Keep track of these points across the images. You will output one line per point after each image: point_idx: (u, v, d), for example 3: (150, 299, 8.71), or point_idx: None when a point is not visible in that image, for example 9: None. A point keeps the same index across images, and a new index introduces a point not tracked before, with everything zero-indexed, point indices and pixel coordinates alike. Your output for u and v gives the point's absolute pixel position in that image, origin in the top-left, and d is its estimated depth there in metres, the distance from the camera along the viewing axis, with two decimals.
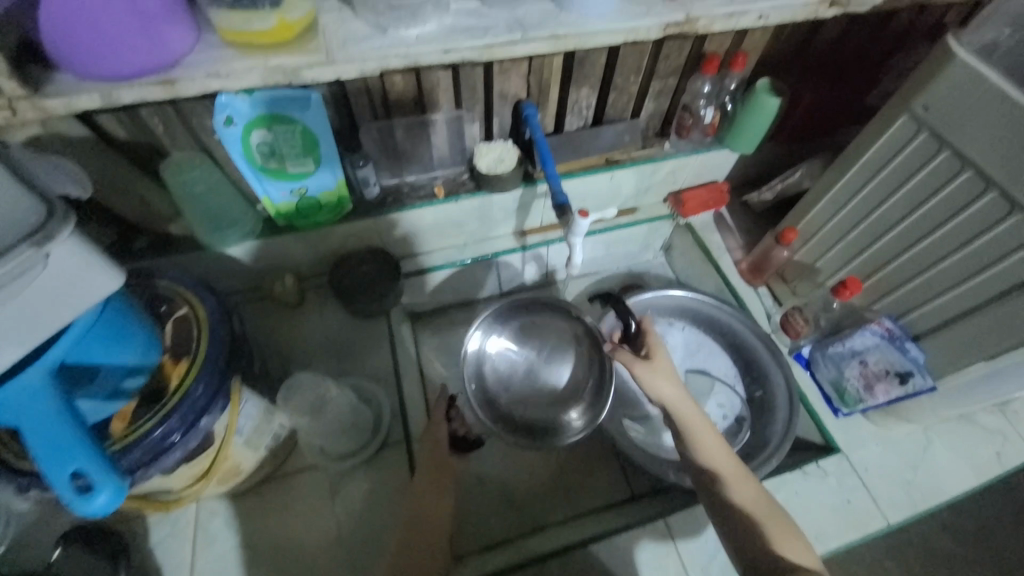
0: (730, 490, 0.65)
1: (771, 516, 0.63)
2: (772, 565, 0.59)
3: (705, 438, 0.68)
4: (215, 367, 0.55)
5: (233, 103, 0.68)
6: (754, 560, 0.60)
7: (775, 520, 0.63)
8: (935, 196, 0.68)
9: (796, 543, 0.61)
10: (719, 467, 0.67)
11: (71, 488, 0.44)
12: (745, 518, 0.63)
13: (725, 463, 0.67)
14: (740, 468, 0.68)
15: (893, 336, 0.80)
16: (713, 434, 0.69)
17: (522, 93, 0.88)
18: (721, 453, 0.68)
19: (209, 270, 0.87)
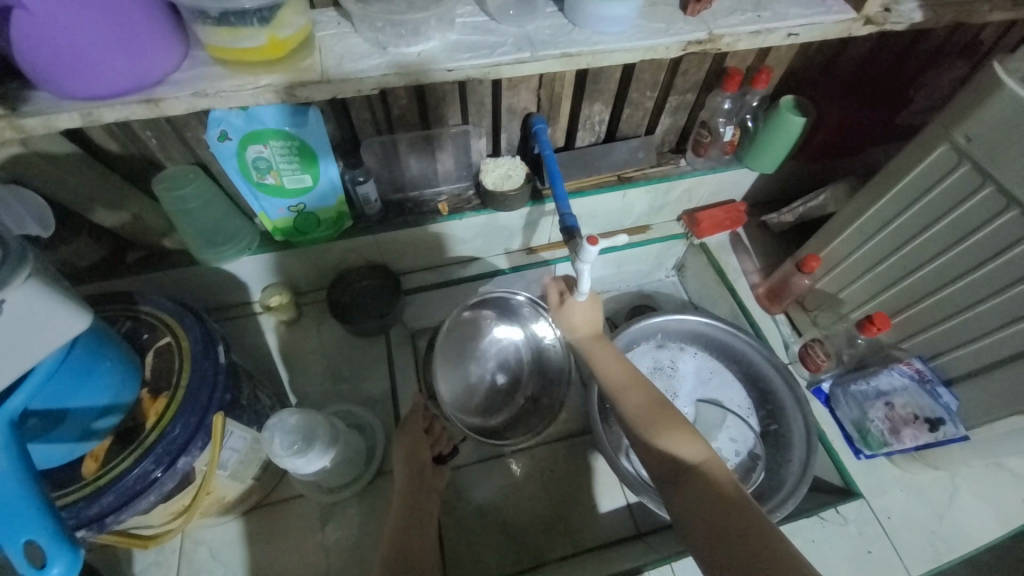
0: (623, 404, 0.68)
1: (669, 421, 0.64)
2: (668, 471, 0.60)
3: (608, 365, 0.73)
4: (198, 403, 0.53)
5: (227, 118, 0.65)
6: (658, 468, 0.61)
7: (671, 421, 0.64)
8: (976, 233, 0.62)
9: (692, 439, 0.61)
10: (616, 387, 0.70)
11: (23, 559, 0.40)
12: (643, 427, 0.65)
13: (623, 380, 0.70)
14: (640, 383, 0.70)
15: (922, 378, 0.75)
16: (615, 357, 0.73)
17: (532, 108, 0.84)
18: (623, 373, 0.71)
19: (204, 286, 0.85)
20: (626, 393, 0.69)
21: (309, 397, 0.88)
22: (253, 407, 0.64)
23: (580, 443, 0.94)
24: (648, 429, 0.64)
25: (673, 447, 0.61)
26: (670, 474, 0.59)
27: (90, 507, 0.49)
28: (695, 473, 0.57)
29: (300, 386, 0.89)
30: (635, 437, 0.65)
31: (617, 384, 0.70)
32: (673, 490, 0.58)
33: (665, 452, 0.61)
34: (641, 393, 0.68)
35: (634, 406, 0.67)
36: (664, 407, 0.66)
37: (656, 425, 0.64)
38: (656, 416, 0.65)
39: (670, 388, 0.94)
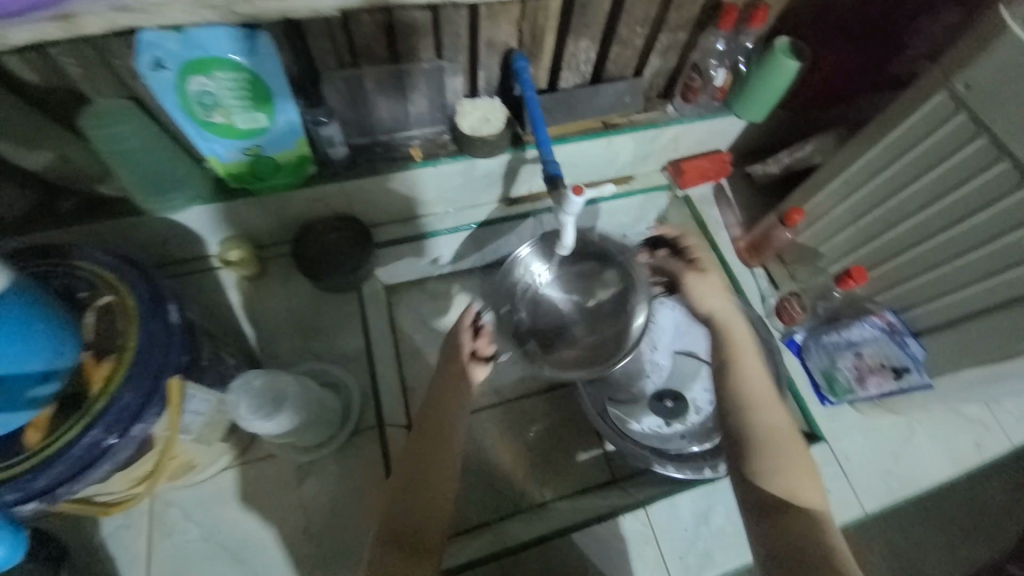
0: (754, 418, 0.59)
1: (797, 453, 0.56)
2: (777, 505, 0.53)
3: (747, 365, 0.63)
4: (152, 368, 0.49)
5: (162, 43, 0.56)
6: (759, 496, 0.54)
7: (798, 457, 0.56)
8: (963, 187, 0.62)
9: (808, 481, 0.54)
10: (750, 397, 0.60)
11: None
12: (762, 447, 0.56)
13: (758, 389, 0.61)
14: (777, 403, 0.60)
15: (893, 330, 0.77)
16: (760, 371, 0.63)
17: (513, 42, 0.76)
18: (760, 382, 0.61)
19: (154, 238, 0.77)
20: (756, 404, 0.60)
21: (280, 355, 0.84)
22: (216, 369, 0.60)
23: (558, 396, 0.94)
24: (774, 459, 0.55)
25: (785, 481, 0.54)
26: (763, 502, 0.54)
27: (37, 479, 0.45)
28: (798, 515, 0.52)
29: (269, 344, 0.85)
30: (741, 455, 0.57)
31: (751, 389, 0.61)
32: (761, 519, 0.53)
33: (770, 482, 0.54)
34: (774, 413, 0.59)
35: (766, 428, 0.58)
36: (795, 438, 0.57)
37: (785, 459, 0.55)
38: (781, 444, 0.57)
39: (648, 341, 0.94)
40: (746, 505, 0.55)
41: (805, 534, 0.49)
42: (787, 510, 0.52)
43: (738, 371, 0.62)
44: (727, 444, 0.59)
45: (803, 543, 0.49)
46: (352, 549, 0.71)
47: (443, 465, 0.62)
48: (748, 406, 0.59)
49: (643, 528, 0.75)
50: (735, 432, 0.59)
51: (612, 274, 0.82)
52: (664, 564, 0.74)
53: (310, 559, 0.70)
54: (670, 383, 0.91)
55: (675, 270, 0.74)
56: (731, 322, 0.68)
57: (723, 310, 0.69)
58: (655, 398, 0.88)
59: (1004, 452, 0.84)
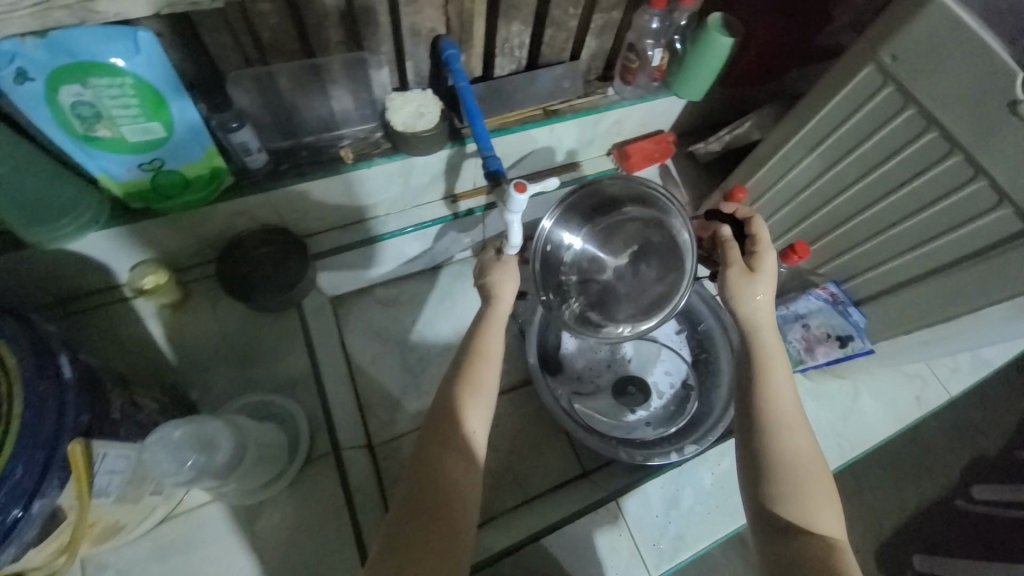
0: (778, 437, 0.56)
1: (819, 482, 0.54)
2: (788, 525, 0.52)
3: (777, 382, 0.59)
4: (44, 433, 0.42)
5: (19, 49, 0.48)
6: (769, 513, 0.53)
7: (821, 485, 0.54)
8: (894, 157, 0.63)
9: (827, 509, 0.53)
10: (781, 415, 0.57)
11: None
12: (781, 467, 0.54)
13: (789, 412, 0.57)
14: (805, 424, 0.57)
15: (836, 300, 0.79)
16: (792, 388, 0.59)
17: (441, 28, 0.71)
18: (791, 404, 0.58)
19: (49, 273, 0.68)
20: (785, 427, 0.56)
21: (217, 387, 0.77)
22: (133, 417, 0.53)
23: (523, 394, 0.93)
24: (793, 482, 0.54)
25: (804, 509, 0.53)
26: (778, 525, 0.52)
27: None
28: (815, 540, 0.50)
29: (203, 376, 0.77)
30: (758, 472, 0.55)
31: (784, 411, 0.57)
32: (775, 538, 0.52)
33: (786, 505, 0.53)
34: (802, 438, 0.56)
35: (793, 448, 0.55)
36: (818, 465, 0.55)
37: (803, 484, 0.53)
38: (802, 469, 0.54)
39: None
40: (759, 522, 0.54)
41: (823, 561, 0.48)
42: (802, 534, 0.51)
43: (768, 391, 0.58)
44: (746, 458, 0.57)
45: (821, 569, 0.47)
46: None
47: (466, 492, 0.56)
48: (780, 429, 0.56)
49: (616, 520, 0.74)
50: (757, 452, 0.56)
51: (654, 217, 0.70)
52: (639, 554, 0.73)
53: None
54: (633, 371, 0.92)
55: (725, 255, 0.65)
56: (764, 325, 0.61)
57: (761, 311, 0.62)
58: (621, 385, 0.91)
59: (941, 404, 0.90)
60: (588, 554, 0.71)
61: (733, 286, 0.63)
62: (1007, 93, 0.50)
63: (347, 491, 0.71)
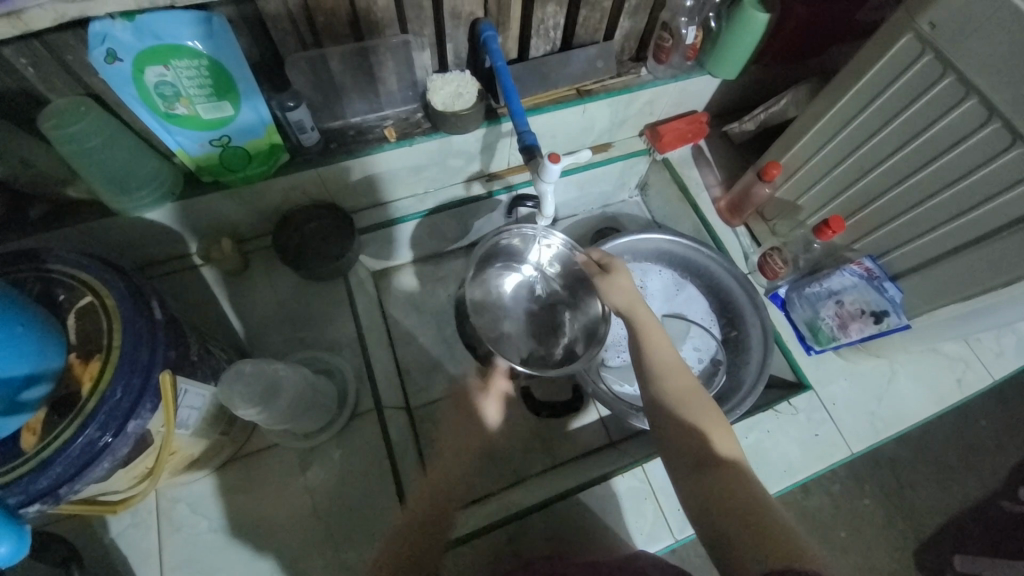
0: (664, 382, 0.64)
1: (708, 411, 0.62)
2: (702, 461, 0.58)
3: (658, 346, 0.67)
4: (136, 366, 0.48)
5: (111, 33, 0.54)
6: (683, 457, 0.59)
7: (708, 412, 0.62)
8: (932, 128, 0.63)
9: (723, 433, 0.61)
10: (661, 366, 0.65)
11: None
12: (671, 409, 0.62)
13: (672, 363, 0.66)
14: (682, 367, 0.66)
15: (871, 276, 0.79)
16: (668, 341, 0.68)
17: (479, 11, 0.75)
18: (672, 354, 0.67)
19: (129, 239, 0.76)
20: (669, 373, 0.65)
21: (274, 349, 0.85)
22: (206, 363, 0.60)
23: None
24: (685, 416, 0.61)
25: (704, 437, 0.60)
26: (696, 461, 0.58)
27: (40, 480, 0.44)
28: (730, 467, 0.57)
29: (260, 338, 0.85)
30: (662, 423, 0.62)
31: (665, 362, 0.66)
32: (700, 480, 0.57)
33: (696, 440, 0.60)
34: (684, 377, 0.65)
35: (680, 388, 0.64)
36: (705, 397, 0.63)
37: (699, 414, 0.61)
38: (695, 402, 0.63)
39: None
40: (676, 467, 0.60)
41: (737, 489, 0.55)
42: (719, 468, 0.57)
43: (648, 351, 0.67)
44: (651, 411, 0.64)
45: (733, 493, 0.55)
46: (360, 529, 0.72)
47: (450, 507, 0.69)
48: (662, 376, 0.65)
49: (643, 483, 0.77)
50: (660, 407, 0.63)
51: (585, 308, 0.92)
52: (664, 517, 0.76)
53: (320, 543, 0.71)
54: None
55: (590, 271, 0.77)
56: (637, 308, 0.71)
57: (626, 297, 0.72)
58: None
59: (984, 386, 0.87)
60: (613, 515, 0.75)
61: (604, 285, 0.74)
62: None
63: (388, 445, 0.77)
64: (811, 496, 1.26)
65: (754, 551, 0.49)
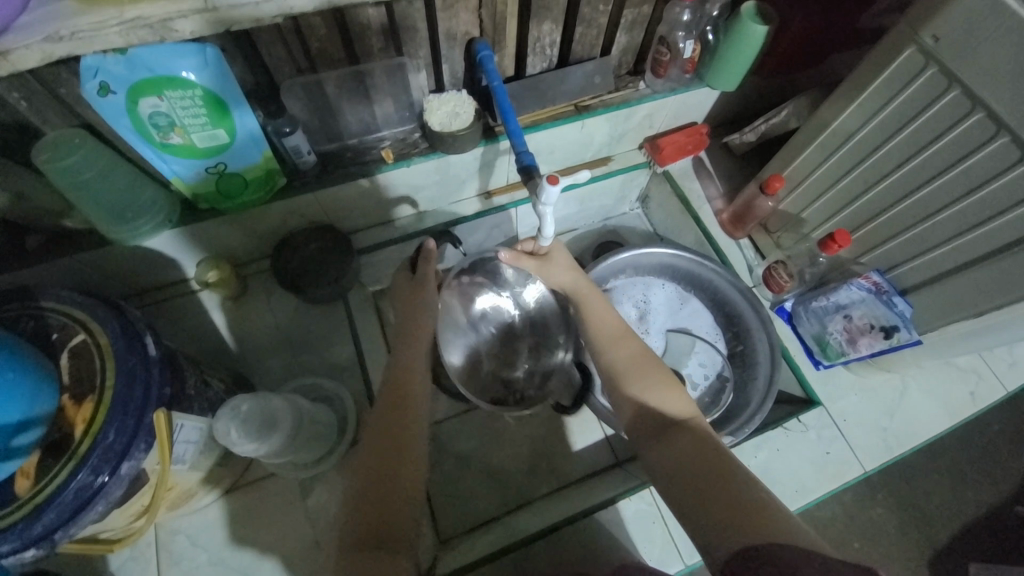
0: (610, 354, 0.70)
1: (657, 375, 0.65)
2: (661, 422, 0.60)
3: (601, 321, 0.74)
4: (129, 405, 0.48)
5: (104, 66, 0.54)
6: (646, 424, 0.60)
7: (657, 375, 0.66)
8: (939, 141, 0.61)
9: (678, 395, 0.63)
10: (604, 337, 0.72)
11: None
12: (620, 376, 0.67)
13: (616, 334, 0.72)
14: (626, 335, 0.71)
15: (879, 290, 0.77)
16: (610, 316, 0.75)
17: (475, 31, 0.74)
18: (614, 327, 0.73)
19: (126, 267, 0.76)
20: (614, 344, 0.71)
21: (274, 373, 0.84)
22: (203, 395, 0.60)
23: None
24: (635, 378, 0.65)
25: (657, 398, 0.62)
26: (657, 426, 0.59)
27: (33, 526, 0.43)
28: (684, 423, 0.59)
29: (259, 363, 0.84)
30: (618, 391, 0.66)
31: (609, 334, 0.72)
32: (659, 441, 0.58)
33: (650, 404, 0.62)
34: (630, 345, 0.70)
35: (625, 356, 0.69)
36: (651, 360, 0.68)
37: (645, 377, 0.65)
38: (642, 366, 0.67)
39: (643, 322, 0.96)
40: (640, 433, 0.60)
41: (691, 439, 0.56)
42: (676, 424, 0.58)
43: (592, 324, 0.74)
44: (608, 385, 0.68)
45: (690, 445, 0.55)
46: None
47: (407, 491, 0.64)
48: (608, 348, 0.70)
49: (651, 507, 0.76)
50: (613, 376, 0.68)
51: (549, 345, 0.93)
52: (673, 542, 0.75)
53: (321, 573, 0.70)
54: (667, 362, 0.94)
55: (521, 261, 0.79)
56: (584, 288, 0.78)
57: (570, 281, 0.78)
58: None
59: (998, 399, 0.85)
60: (620, 539, 0.73)
61: (546, 270, 0.79)
62: None
63: None
64: (822, 507, 1.23)
65: (709, 502, 0.49)
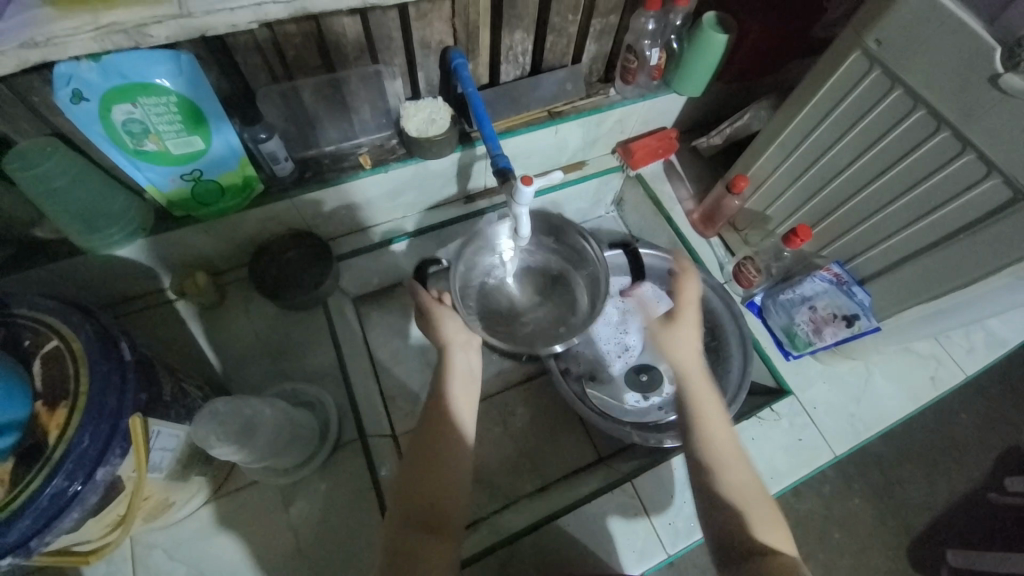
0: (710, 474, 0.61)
1: (762, 508, 0.58)
2: (745, 551, 0.54)
3: (712, 420, 0.64)
4: (104, 411, 0.47)
5: (77, 74, 0.54)
6: (727, 543, 0.56)
7: (767, 507, 0.58)
8: (884, 139, 0.66)
9: (775, 531, 0.56)
10: (716, 446, 0.62)
11: None
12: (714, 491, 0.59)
13: (729, 449, 0.62)
14: (739, 454, 0.62)
15: (840, 281, 0.80)
16: (723, 421, 0.64)
17: (449, 40, 0.76)
18: (728, 440, 0.63)
19: (98, 276, 0.75)
20: (728, 463, 0.61)
21: (253, 381, 0.83)
22: (179, 403, 0.59)
23: (538, 384, 0.98)
24: (734, 503, 0.58)
25: (761, 532, 0.55)
26: (740, 551, 0.54)
27: (7, 534, 0.42)
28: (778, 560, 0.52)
29: (239, 372, 0.83)
30: (714, 503, 0.59)
31: (721, 448, 0.62)
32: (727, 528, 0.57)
33: (755, 534, 0.55)
34: (736, 474, 0.60)
35: (731, 482, 0.59)
36: (764, 494, 0.59)
37: (744, 510, 0.57)
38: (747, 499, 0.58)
39: (621, 321, 1.00)
40: (720, 553, 0.56)
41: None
42: (766, 557, 0.52)
43: (699, 427, 0.63)
44: (703, 499, 0.60)
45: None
46: (346, 564, 0.70)
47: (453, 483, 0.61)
48: (721, 466, 0.61)
49: (632, 502, 0.76)
50: (709, 485, 0.60)
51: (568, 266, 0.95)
52: (655, 532, 0.75)
53: None
54: (644, 358, 0.96)
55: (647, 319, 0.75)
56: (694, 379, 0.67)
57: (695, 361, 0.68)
58: (633, 373, 0.95)
59: (957, 382, 0.90)
60: (606, 534, 0.74)
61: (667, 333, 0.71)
62: (987, 67, 0.53)
63: (373, 474, 0.76)
64: (802, 499, 1.27)
65: None
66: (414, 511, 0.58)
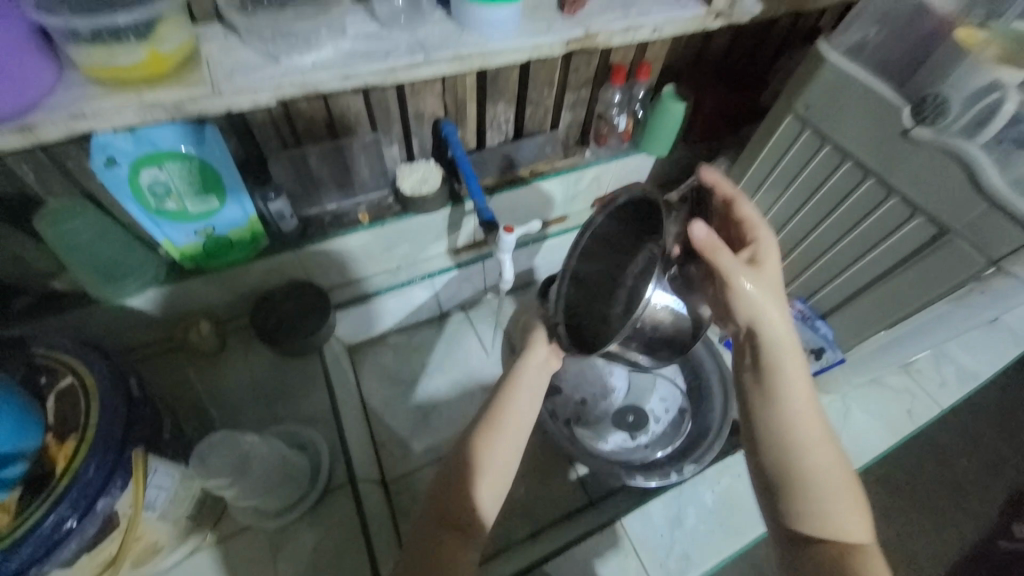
0: (790, 452, 0.59)
1: (844, 493, 0.57)
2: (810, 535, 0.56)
3: (794, 392, 0.59)
4: (110, 443, 0.50)
5: (112, 143, 0.61)
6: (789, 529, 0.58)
7: (846, 488, 0.58)
8: (824, 187, 0.74)
9: (856, 518, 0.57)
10: (793, 419, 0.59)
11: None
12: (787, 474, 0.59)
13: (810, 424, 0.59)
14: (821, 430, 0.59)
15: (804, 316, 0.85)
16: (805, 387, 0.60)
17: (440, 112, 0.87)
18: (811, 413, 0.59)
19: (108, 325, 0.79)
20: (809, 440, 0.58)
21: (248, 427, 0.85)
22: (178, 441, 0.61)
23: None
24: (811, 489, 0.57)
25: (828, 519, 0.56)
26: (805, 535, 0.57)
27: (10, 561, 0.44)
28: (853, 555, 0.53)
29: (234, 418, 0.85)
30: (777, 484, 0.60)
31: (804, 426, 0.59)
32: (782, 499, 0.59)
33: (827, 522, 0.56)
34: (823, 452, 0.58)
35: (815, 461, 0.58)
36: (847, 474, 0.58)
37: (819, 496, 0.57)
38: (827, 485, 0.57)
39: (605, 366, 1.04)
40: (778, 535, 0.60)
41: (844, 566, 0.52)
42: (831, 544, 0.55)
43: (777, 401, 0.59)
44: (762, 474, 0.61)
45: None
46: None
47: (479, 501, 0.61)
48: (800, 445, 0.58)
49: (622, 541, 0.76)
50: (781, 465, 0.59)
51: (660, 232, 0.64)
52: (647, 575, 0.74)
53: None
54: (630, 400, 1.01)
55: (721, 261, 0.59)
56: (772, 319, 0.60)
57: (766, 303, 0.59)
58: (621, 415, 0.99)
59: (932, 416, 0.93)
60: None
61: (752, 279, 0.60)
62: (898, 124, 0.63)
63: (363, 517, 0.76)
64: None
65: None
66: (424, 544, 0.56)
